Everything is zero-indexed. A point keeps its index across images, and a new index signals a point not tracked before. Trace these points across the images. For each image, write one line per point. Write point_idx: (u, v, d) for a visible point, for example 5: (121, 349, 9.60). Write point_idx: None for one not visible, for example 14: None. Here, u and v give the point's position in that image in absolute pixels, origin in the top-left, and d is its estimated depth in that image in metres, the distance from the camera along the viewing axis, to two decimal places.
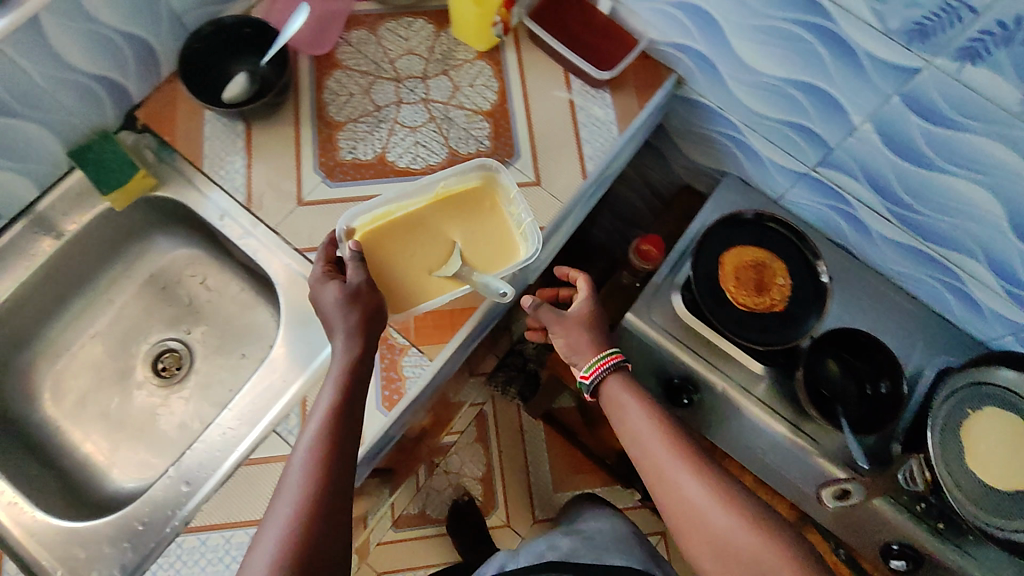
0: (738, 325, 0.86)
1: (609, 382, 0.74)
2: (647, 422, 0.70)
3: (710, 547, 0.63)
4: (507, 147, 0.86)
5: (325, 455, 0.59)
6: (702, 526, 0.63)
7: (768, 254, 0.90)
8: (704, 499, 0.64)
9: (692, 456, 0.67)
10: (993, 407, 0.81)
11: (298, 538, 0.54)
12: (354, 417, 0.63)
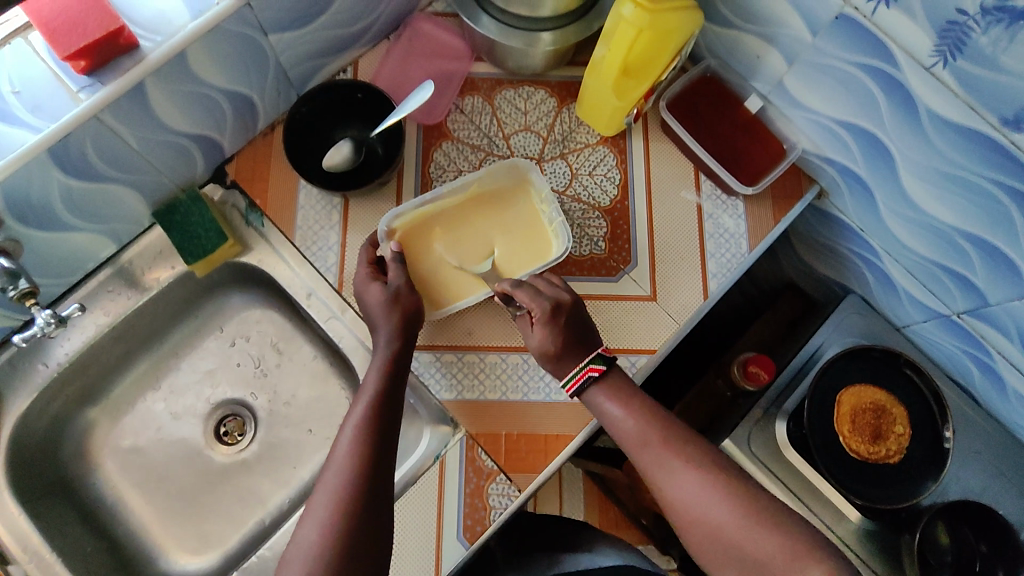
0: (849, 476, 0.76)
1: (592, 394, 0.66)
2: (622, 415, 0.64)
3: (708, 544, 0.57)
4: (624, 254, 0.78)
5: (369, 446, 0.57)
6: (689, 517, 0.58)
7: (892, 397, 0.80)
8: (688, 492, 0.59)
9: (667, 442, 0.62)
10: None
11: (346, 533, 0.52)
12: (392, 409, 0.61)
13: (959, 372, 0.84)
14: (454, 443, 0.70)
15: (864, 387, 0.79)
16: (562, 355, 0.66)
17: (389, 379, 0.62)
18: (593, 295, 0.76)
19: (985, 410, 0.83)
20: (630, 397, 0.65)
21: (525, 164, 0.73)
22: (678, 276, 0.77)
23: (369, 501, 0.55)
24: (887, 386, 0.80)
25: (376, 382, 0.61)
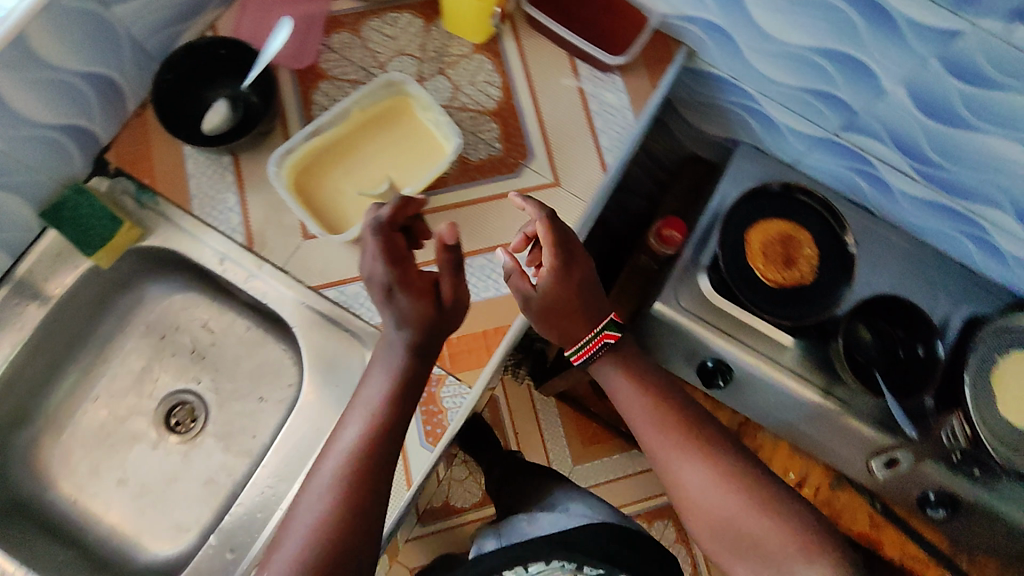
0: (773, 304, 0.81)
1: (603, 363, 0.68)
2: (634, 398, 0.67)
3: (712, 523, 0.61)
4: (520, 149, 0.80)
5: (378, 433, 0.57)
6: (693, 500, 0.62)
7: (796, 226, 0.84)
8: (694, 478, 0.62)
9: (681, 424, 0.65)
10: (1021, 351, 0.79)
11: (341, 527, 0.52)
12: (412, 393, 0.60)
13: (851, 192, 0.90)
14: None
15: (769, 222, 0.84)
16: (573, 315, 0.66)
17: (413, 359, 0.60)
18: (500, 193, 0.78)
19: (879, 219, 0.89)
20: (642, 377, 0.68)
21: (398, 79, 0.74)
22: (574, 158, 0.80)
23: (358, 517, 0.53)
24: (791, 217, 0.85)
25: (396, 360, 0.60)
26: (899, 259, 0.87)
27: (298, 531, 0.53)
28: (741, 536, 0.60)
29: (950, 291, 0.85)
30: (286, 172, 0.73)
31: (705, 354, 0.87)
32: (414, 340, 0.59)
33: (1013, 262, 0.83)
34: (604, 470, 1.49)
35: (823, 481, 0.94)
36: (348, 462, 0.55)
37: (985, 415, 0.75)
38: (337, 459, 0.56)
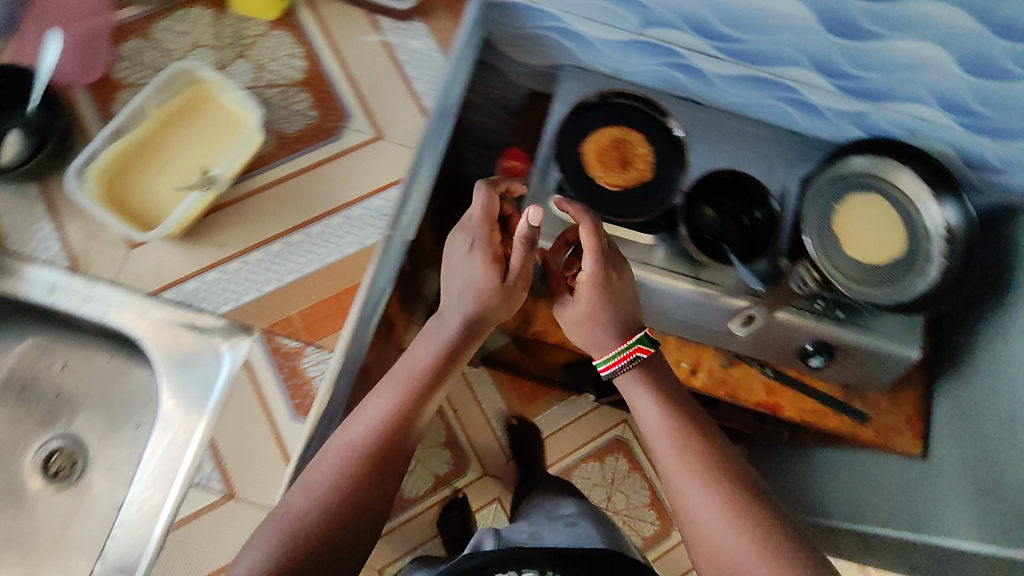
0: (620, 206, 0.83)
1: (626, 378, 0.73)
2: (656, 417, 0.69)
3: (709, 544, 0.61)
4: (336, 112, 0.80)
5: (405, 404, 0.69)
6: (696, 527, 0.62)
7: (626, 128, 0.87)
8: (698, 506, 0.62)
9: (697, 448, 0.66)
10: (855, 196, 0.85)
11: (359, 470, 0.64)
12: (445, 366, 0.73)
13: (673, 87, 0.91)
14: (253, 345, 0.70)
15: (599, 130, 0.86)
16: (603, 327, 0.73)
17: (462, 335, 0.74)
18: (325, 158, 0.78)
19: (704, 106, 0.93)
20: (665, 399, 0.70)
21: (188, 66, 0.75)
22: (391, 107, 0.80)
23: (370, 471, 0.64)
24: (620, 122, 0.87)
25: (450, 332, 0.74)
26: (729, 137, 0.90)
27: (316, 464, 0.64)
28: (723, 548, 0.60)
29: (780, 157, 0.90)
30: (92, 180, 0.73)
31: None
32: (468, 315, 0.73)
33: (833, 116, 0.86)
34: (548, 424, 1.51)
35: (714, 363, 0.94)
36: (381, 419, 0.68)
37: (828, 254, 0.82)
38: (376, 415, 0.68)
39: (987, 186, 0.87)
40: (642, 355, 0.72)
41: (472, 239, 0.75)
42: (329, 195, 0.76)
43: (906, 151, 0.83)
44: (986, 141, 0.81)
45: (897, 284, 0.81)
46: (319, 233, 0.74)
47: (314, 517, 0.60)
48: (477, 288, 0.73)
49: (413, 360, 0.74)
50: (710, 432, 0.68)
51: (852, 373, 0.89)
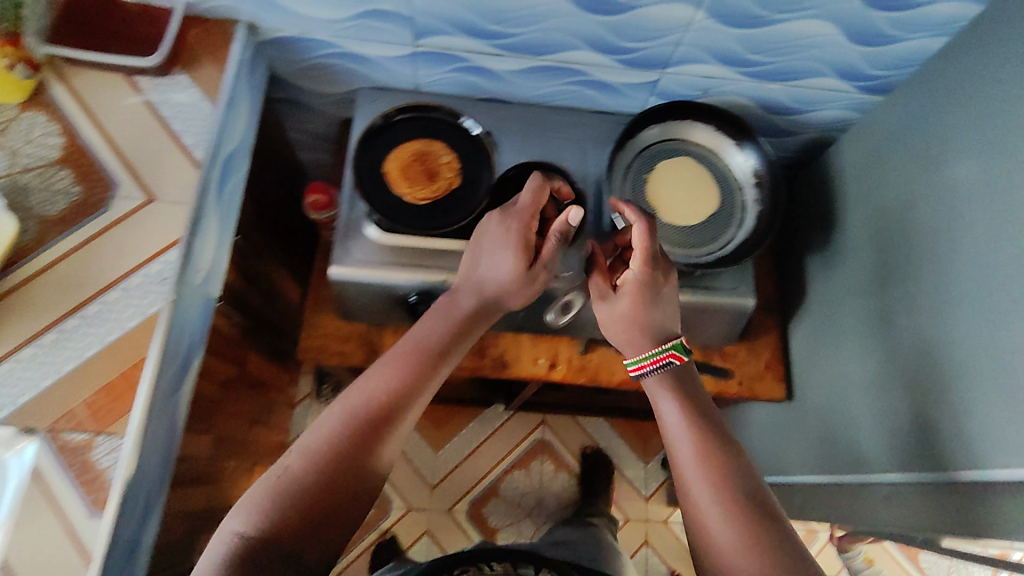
0: (435, 220, 0.80)
1: (651, 380, 0.73)
2: (678, 425, 0.68)
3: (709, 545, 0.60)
4: (102, 183, 0.73)
5: (397, 397, 0.64)
6: (701, 531, 0.61)
7: (426, 139, 0.83)
8: (704, 514, 0.61)
9: (714, 456, 0.64)
10: (663, 162, 0.86)
11: (336, 457, 0.58)
12: (425, 374, 0.67)
13: (474, 91, 0.89)
14: (38, 450, 0.63)
15: (397, 147, 0.82)
16: (637, 330, 0.74)
17: (447, 339, 0.70)
18: (94, 234, 0.71)
19: (510, 106, 0.91)
20: (692, 409, 0.69)
21: None
22: (163, 167, 0.74)
23: (335, 472, 0.58)
24: (418, 133, 0.83)
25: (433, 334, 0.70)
26: (541, 131, 0.89)
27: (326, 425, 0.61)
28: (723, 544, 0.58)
29: (595, 139, 0.90)
30: None
31: (406, 295, 0.84)
32: (482, 298, 0.74)
33: (629, 90, 0.88)
34: (466, 443, 1.47)
35: (572, 352, 0.91)
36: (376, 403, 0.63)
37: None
38: (378, 388, 0.64)
39: (794, 127, 0.93)
40: (674, 363, 0.72)
41: (488, 246, 0.74)
42: (100, 273, 0.69)
43: (693, 109, 0.86)
44: (771, 85, 0.84)
45: (717, 239, 0.84)
46: (96, 313, 0.68)
47: (296, 498, 0.56)
48: (495, 278, 0.74)
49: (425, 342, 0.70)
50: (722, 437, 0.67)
51: (700, 330, 0.89)
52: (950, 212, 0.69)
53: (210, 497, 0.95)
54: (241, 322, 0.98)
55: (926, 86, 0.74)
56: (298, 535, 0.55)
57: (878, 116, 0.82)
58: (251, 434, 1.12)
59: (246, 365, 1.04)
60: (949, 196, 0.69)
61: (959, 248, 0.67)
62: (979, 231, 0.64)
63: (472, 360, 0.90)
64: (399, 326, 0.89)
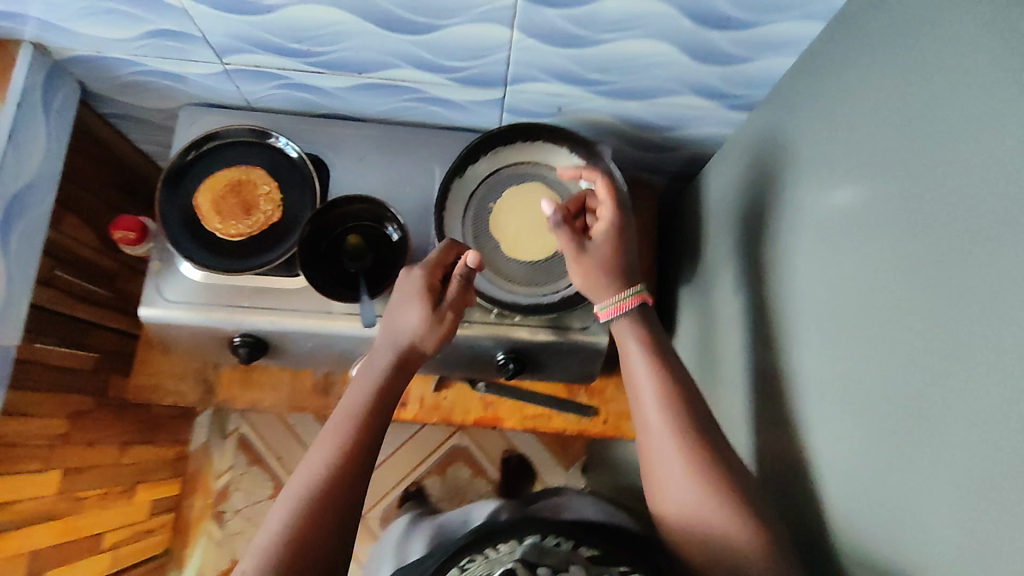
0: (251, 258, 0.74)
1: (620, 327, 0.63)
2: (647, 374, 0.59)
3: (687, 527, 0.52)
4: None
5: (326, 488, 0.50)
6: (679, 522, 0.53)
7: (243, 168, 0.76)
8: (677, 480, 0.53)
9: (691, 419, 0.55)
10: (509, 190, 0.78)
11: None
12: (381, 424, 0.57)
13: (310, 107, 0.81)
14: None
15: (210, 179, 0.75)
16: (609, 276, 0.64)
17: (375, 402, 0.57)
18: None
19: (352, 123, 0.82)
20: (658, 354, 0.60)
21: None
22: None
23: None
24: (235, 163, 0.76)
25: (359, 400, 0.57)
26: (385, 150, 0.81)
27: (315, 474, 0.51)
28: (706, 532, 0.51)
29: (444, 160, 0.82)
30: None
31: (231, 336, 0.77)
32: (405, 344, 0.61)
33: (476, 107, 0.80)
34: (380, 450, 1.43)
35: (425, 389, 0.86)
36: (344, 445, 0.54)
37: (487, 260, 0.77)
38: (324, 463, 0.52)
39: (671, 143, 0.86)
40: (646, 305, 0.64)
41: (401, 287, 0.63)
42: None
43: (542, 129, 0.78)
44: (628, 103, 0.77)
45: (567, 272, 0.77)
46: None
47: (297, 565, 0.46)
48: (409, 332, 0.62)
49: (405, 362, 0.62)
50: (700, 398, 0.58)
51: (556, 367, 0.83)
52: (783, 262, 0.62)
53: (63, 530, 0.91)
54: (90, 350, 0.93)
55: (778, 112, 0.67)
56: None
57: (741, 134, 0.76)
58: (130, 454, 1.08)
59: (108, 390, 0.99)
60: (785, 243, 0.62)
61: (785, 305, 0.61)
62: (801, 290, 0.59)
63: (317, 399, 0.85)
64: (236, 364, 0.84)
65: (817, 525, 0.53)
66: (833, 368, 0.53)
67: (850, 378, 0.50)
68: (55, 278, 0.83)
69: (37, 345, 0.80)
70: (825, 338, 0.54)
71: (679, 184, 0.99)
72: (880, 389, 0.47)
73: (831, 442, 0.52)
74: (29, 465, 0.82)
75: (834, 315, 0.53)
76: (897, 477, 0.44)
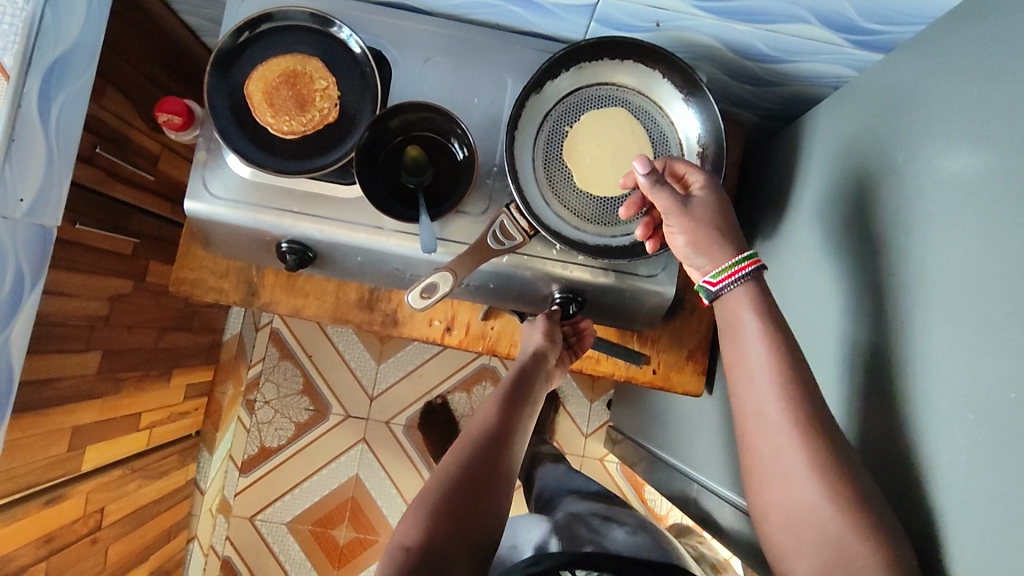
0: (304, 161, 0.68)
1: (740, 295, 0.57)
2: (753, 323, 0.56)
3: (809, 539, 0.49)
4: None
5: (485, 444, 0.59)
6: (771, 488, 0.52)
7: (299, 57, 0.68)
8: (788, 453, 0.51)
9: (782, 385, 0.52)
10: (591, 114, 0.71)
11: (437, 524, 0.52)
12: (520, 414, 0.65)
13: None
14: None
15: (263, 66, 0.68)
16: (724, 239, 0.59)
17: (514, 400, 0.66)
18: None
19: (421, 16, 0.73)
20: (773, 317, 0.56)
21: None
22: None
23: (457, 518, 0.53)
24: (290, 52, 0.68)
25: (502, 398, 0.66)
26: (455, 53, 0.73)
27: (453, 454, 0.58)
28: (835, 539, 0.48)
29: (520, 71, 0.73)
30: None
31: (278, 241, 0.72)
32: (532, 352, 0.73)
33: (560, 12, 0.70)
34: (408, 360, 1.43)
35: (471, 316, 0.83)
36: (484, 432, 0.61)
37: (555, 191, 0.70)
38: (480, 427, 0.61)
39: (775, 76, 0.76)
40: (762, 271, 0.58)
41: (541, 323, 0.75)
42: None
43: (636, 47, 0.69)
44: (740, 25, 0.67)
45: None
46: None
47: (441, 526, 0.52)
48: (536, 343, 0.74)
49: (529, 377, 0.70)
50: (786, 364, 0.54)
51: (611, 310, 0.78)
52: (905, 233, 0.56)
53: (102, 409, 0.92)
54: (130, 234, 0.90)
55: (925, 60, 0.58)
56: (449, 552, 0.51)
57: (867, 78, 0.67)
58: (166, 338, 1.08)
59: (147, 274, 0.97)
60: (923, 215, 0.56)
61: (899, 280, 0.56)
62: (925, 268, 0.53)
63: (361, 313, 0.82)
64: (281, 267, 0.80)
65: (912, 520, 0.51)
66: (950, 362, 0.48)
67: (974, 379, 0.46)
68: (97, 156, 0.78)
69: (78, 227, 0.77)
70: (949, 329, 0.49)
71: (769, 124, 0.90)
72: (1010, 399, 0.43)
73: (942, 437, 0.48)
74: (72, 346, 0.81)
75: (963, 305, 0.48)
76: (1017, 490, 0.41)
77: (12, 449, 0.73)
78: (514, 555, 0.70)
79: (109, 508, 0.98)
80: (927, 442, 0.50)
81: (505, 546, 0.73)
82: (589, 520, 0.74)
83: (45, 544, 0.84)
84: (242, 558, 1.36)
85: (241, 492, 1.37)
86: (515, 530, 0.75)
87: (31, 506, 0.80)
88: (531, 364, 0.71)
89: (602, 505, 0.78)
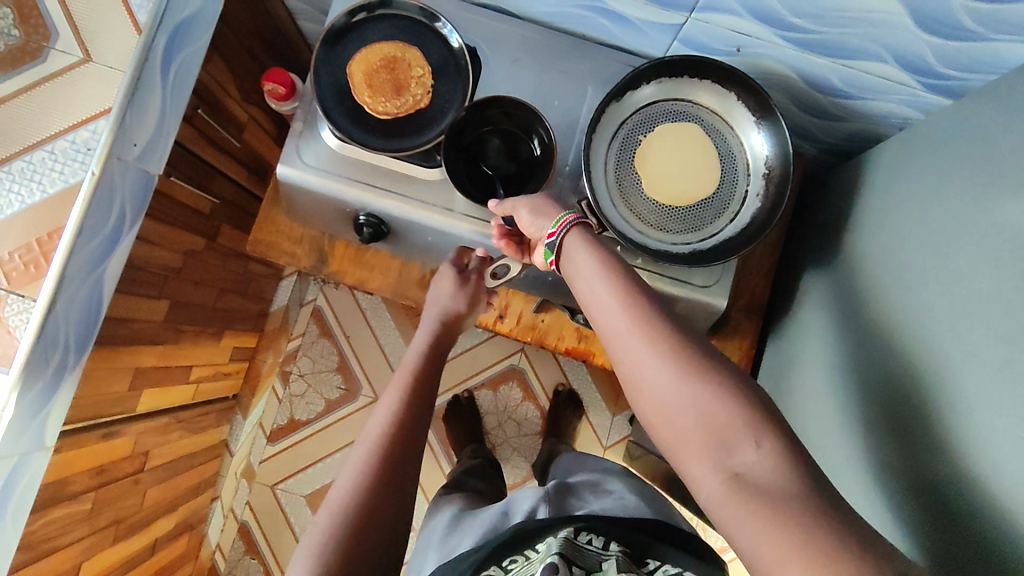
0: (393, 141, 0.72)
1: (568, 246, 0.59)
2: (592, 263, 0.56)
3: (691, 442, 0.47)
4: (43, 35, 0.71)
5: (400, 427, 0.59)
6: (646, 399, 0.50)
7: (400, 45, 0.73)
8: (647, 365, 0.49)
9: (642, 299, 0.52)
10: (666, 126, 0.75)
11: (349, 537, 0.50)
12: (429, 386, 0.66)
13: None
14: None
15: (367, 48, 0.73)
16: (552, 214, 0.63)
17: (424, 372, 0.66)
18: (29, 85, 0.70)
19: (513, 21, 0.78)
20: (602, 255, 0.56)
21: None
22: (105, 30, 0.72)
23: (366, 521, 0.52)
24: (392, 39, 0.73)
25: (409, 370, 0.66)
26: (542, 56, 0.77)
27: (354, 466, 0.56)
28: (709, 430, 0.46)
29: (601, 80, 0.78)
30: None
31: (356, 214, 0.77)
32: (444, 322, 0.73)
33: (647, 28, 0.74)
34: None
35: (524, 307, 0.87)
36: (389, 434, 0.58)
37: (624, 195, 0.74)
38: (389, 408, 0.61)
39: (842, 112, 0.80)
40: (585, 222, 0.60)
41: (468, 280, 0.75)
42: (31, 129, 0.70)
43: (717, 68, 0.73)
44: (817, 58, 0.71)
45: (702, 226, 0.74)
46: (19, 170, 0.69)
47: (348, 544, 0.50)
48: (450, 310, 0.74)
49: (438, 353, 0.70)
50: (624, 280, 0.53)
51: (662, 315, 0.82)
52: (954, 263, 0.58)
53: (163, 355, 0.96)
54: (211, 194, 0.95)
55: (993, 104, 0.61)
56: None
57: (934, 119, 0.70)
58: (224, 299, 1.13)
59: (218, 236, 1.02)
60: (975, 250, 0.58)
61: (942, 309, 0.58)
62: (974, 296, 0.55)
63: (421, 292, 0.87)
64: (352, 240, 0.85)
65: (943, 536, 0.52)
66: (987, 384, 0.50)
67: (1004, 401, 0.47)
68: (197, 116, 0.84)
69: (172, 179, 0.83)
70: (986, 357, 0.51)
71: (829, 158, 0.93)
72: None
73: (971, 460, 0.50)
74: (149, 290, 0.86)
75: (1000, 330, 0.50)
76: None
77: (88, 378, 0.78)
78: (502, 522, 0.67)
79: (153, 453, 1.02)
80: (959, 463, 0.52)
81: (495, 513, 0.70)
82: (578, 491, 0.74)
83: (97, 475, 0.88)
84: (260, 524, 1.40)
85: (268, 459, 1.42)
86: (508, 501, 0.72)
87: (93, 437, 0.84)
88: (439, 336, 0.72)
89: (595, 475, 0.78)
